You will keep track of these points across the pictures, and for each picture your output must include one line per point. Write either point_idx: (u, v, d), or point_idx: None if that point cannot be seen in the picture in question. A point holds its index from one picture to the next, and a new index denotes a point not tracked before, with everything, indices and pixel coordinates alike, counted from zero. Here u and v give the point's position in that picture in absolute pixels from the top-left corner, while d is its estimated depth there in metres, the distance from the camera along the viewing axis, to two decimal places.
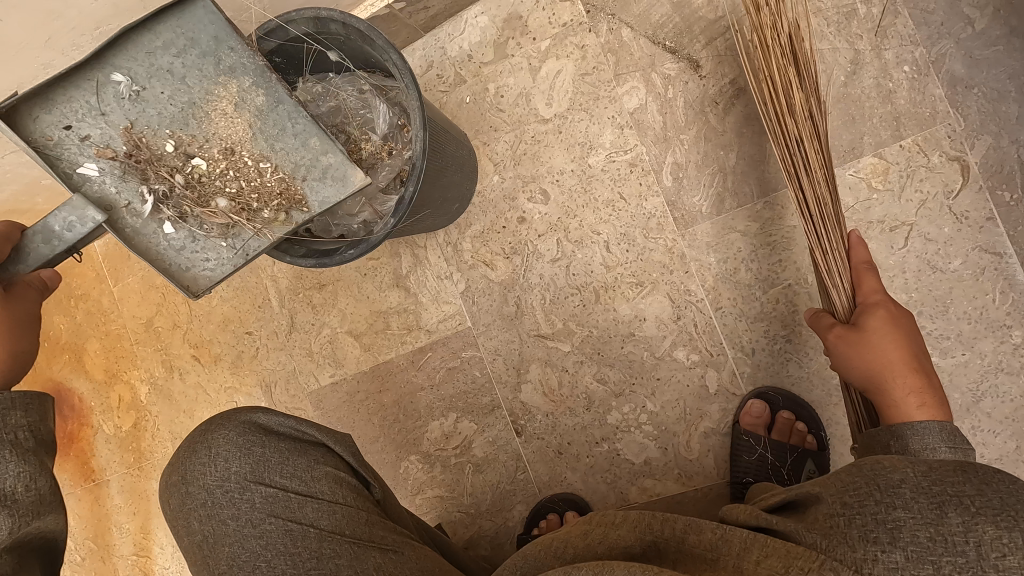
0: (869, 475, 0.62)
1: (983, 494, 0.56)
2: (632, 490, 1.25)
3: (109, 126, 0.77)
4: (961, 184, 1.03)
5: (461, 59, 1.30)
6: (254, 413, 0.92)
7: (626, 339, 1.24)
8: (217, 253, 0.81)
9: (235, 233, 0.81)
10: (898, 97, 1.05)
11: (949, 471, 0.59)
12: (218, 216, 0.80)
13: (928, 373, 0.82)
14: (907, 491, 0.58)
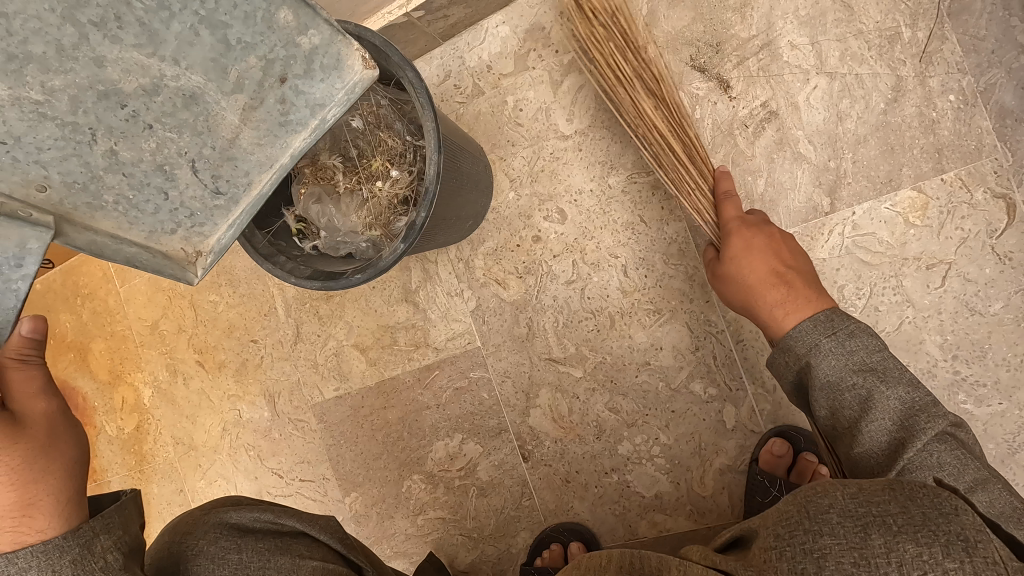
0: (801, 503, 0.60)
1: (906, 512, 0.55)
2: (640, 524, 1.21)
3: None
4: (1006, 223, 0.97)
5: (479, 70, 1.26)
6: (225, 513, 0.82)
7: (641, 367, 1.19)
8: (204, 207, 0.61)
9: (223, 174, 0.61)
10: (941, 128, 0.99)
11: (874, 491, 0.58)
12: (196, 158, 0.60)
13: (794, 281, 0.90)
14: (834, 517, 0.56)
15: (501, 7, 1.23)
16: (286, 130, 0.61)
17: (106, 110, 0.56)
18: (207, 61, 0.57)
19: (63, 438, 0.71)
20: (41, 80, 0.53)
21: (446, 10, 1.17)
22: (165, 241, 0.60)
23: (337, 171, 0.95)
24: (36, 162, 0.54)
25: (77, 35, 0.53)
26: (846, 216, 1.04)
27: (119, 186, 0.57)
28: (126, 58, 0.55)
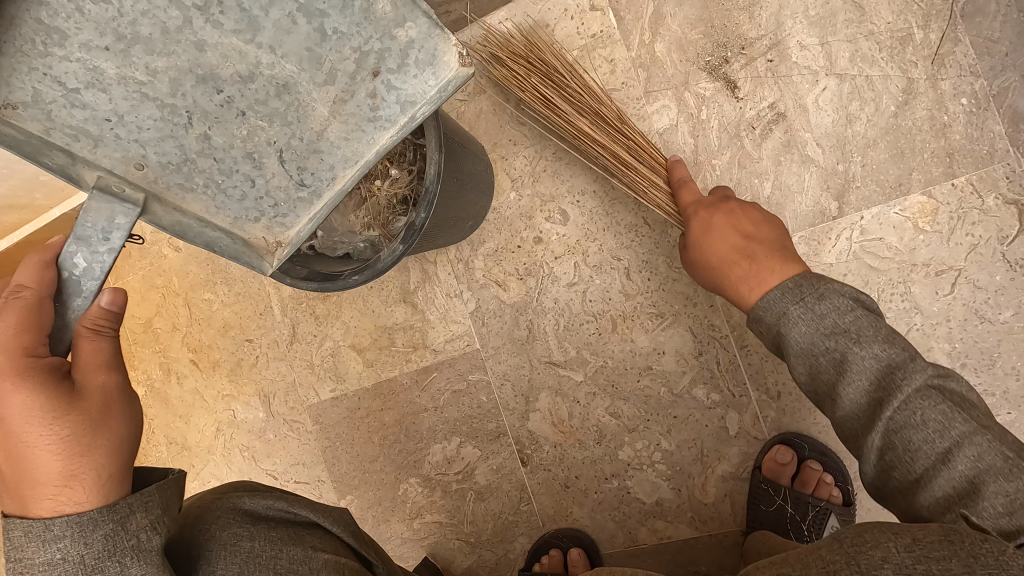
0: (848, 553, 0.56)
1: (970, 573, 0.51)
2: (641, 531, 1.19)
3: (79, 47, 0.61)
4: (1017, 229, 0.96)
5: (482, 67, 1.23)
6: (238, 498, 0.79)
7: (643, 372, 1.17)
8: (288, 198, 0.73)
9: (310, 166, 0.72)
10: (953, 132, 0.97)
11: (932, 543, 0.55)
12: (289, 149, 0.71)
13: (755, 253, 0.89)
14: (890, 574, 0.53)
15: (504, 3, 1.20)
16: (371, 126, 0.71)
17: (204, 94, 0.67)
18: (301, 52, 0.68)
19: (113, 418, 0.65)
20: (144, 62, 0.64)
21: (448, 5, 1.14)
22: (250, 228, 0.72)
23: None
24: (144, 140, 0.66)
25: (180, 19, 0.64)
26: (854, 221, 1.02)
27: (210, 170, 0.69)
28: (224, 43, 0.66)
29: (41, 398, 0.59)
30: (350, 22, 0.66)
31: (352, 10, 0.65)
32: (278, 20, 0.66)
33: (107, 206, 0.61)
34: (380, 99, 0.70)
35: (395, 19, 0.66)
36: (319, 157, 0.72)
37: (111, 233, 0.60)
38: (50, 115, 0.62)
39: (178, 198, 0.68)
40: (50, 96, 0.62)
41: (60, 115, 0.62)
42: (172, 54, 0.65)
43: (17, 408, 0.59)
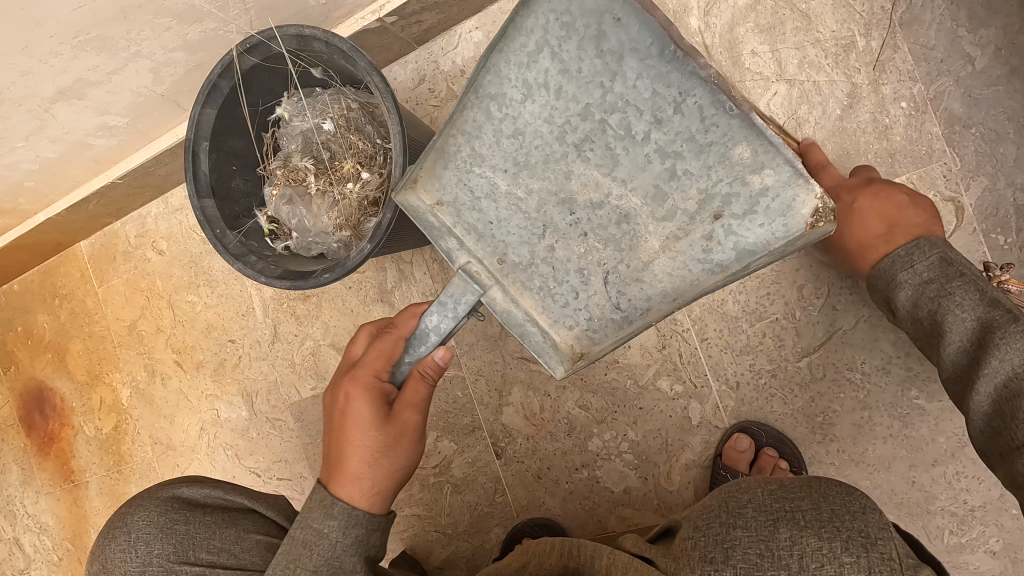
0: (724, 499, 0.70)
1: (814, 508, 0.65)
2: (609, 519, 1.24)
3: (484, 167, 0.81)
4: (956, 225, 1.00)
5: (454, 74, 1.28)
6: (177, 489, 0.93)
7: (610, 366, 1.22)
8: (594, 312, 0.81)
9: (630, 289, 0.80)
10: (894, 134, 1.03)
11: (792, 488, 0.68)
12: (609, 279, 0.80)
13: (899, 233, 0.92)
14: (749, 511, 0.66)
15: (474, 12, 1.25)
16: (710, 265, 0.75)
17: (562, 215, 0.80)
18: (649, 189, 0.76)
19: (397, 452, 0.86)
20: (527, 184, 0.80)
21: (420, 14, 1.17)
22: (561, 334, 0.82)
23: (309, 173, 1.01)
24: (509, 240, 0.82)
25: (561, 153, 0.78)
26: None
27: (547, 276, 0.82)
28: (587, 174, 0.78)
29: (369, 413, 0.84)
30: (702, 165, 0.72)
31: (703, 154, 0.71)
32: (621, 151, 0.75)
33: (462, 284, 0.80)
34: (688, 244, 0.76)
35: (751, 165, 0.69)
36: (640, 285, 0.79)
37: (453, 304, 0.80)
38: (459, 213, 0.83)
39: (515, 295, 0.82)
40: (464, 201, 0.82)
41: (466, 214, 0.83)
42: (525, 172, 0.80)
43: (356, 410, 0.85)
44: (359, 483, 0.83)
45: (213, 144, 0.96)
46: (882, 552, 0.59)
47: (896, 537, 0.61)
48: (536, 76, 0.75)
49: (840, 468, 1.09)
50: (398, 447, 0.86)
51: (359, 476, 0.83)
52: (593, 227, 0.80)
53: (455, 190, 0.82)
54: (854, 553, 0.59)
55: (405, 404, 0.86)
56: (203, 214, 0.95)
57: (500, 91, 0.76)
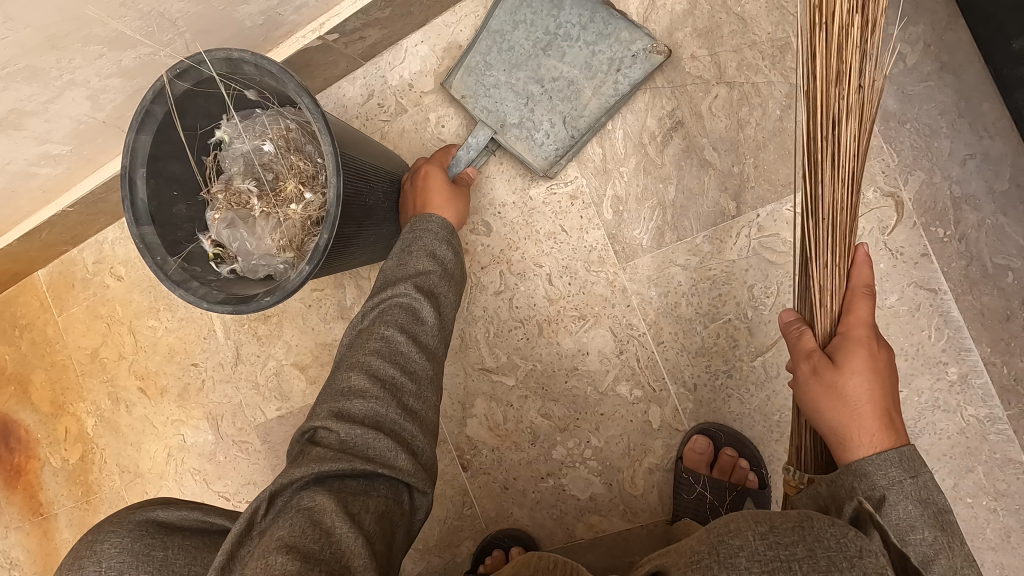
0: (712, 543, 0.59)
1: (812, 556, 0.55)
2: (577, 526, 1.24)
3: (491, 63, 1.20)
4: (895, 220, 1.02)
5: (401, 88, 1.28)
6: (152, 510, 0.78)
7: (570, 373, 1.22)
8: (559, 142, 1.17)
9: (577, 121, 1.16)
10: None
11: (784, 529, 0.58)
12: (562, 122, 1.17)
13: (890, 416, 0.74)
14: (743, 562, 0.56)
15: (419, 26, 1.25)
16: (618, 104, 1.14)
17: (535, 86, 1.18)
18: (581, 63, 1.15)
19: (460, 202, 1.09)
20: (513, 72, 1.19)
21: (362, 30, 1.17)
22: (541, 161, 1.17)
23: (252, 195, 1.00)
24: (507, 111, 1.19)
25: (532, 47, 1.18)
26: (752, 219, 1.09)
27: (529, 127, 1.18)
28: (550, 65, 1.17)
29: (438, 177, 1.09)
30: (605, 44, 1.14)
31: (604, 38, 1.14)
32: (567, 42, 1.16)
33: (482, 128, 1.19)
34: (606, 85, 1.14)
35: (630, 41, 1.12)
36: (583, 119, 1.16)
37: (479, 144, 1.18)
38: (475, 92, 1.20)
39: (513, 141, 1.18)
40: (477, 87, 1.20)
41: (480, 96, 1.20)
42: (518, 68, 1.19)
43: (431, 179, 1.09)
44: (440, 210, 1.04)
45: (150, 170, 0.94)
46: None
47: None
48: (522, 11, 1.18)
49: None
50: (465, 205, 1.10)
51: (440, 206, 1.04)
52: (549, 92, 1.17)
53: (470, 86, 1.20)
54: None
55: (460, 183, 1.14)
56: (143, 242, 0.93)
57: (499, 14, 1.19)
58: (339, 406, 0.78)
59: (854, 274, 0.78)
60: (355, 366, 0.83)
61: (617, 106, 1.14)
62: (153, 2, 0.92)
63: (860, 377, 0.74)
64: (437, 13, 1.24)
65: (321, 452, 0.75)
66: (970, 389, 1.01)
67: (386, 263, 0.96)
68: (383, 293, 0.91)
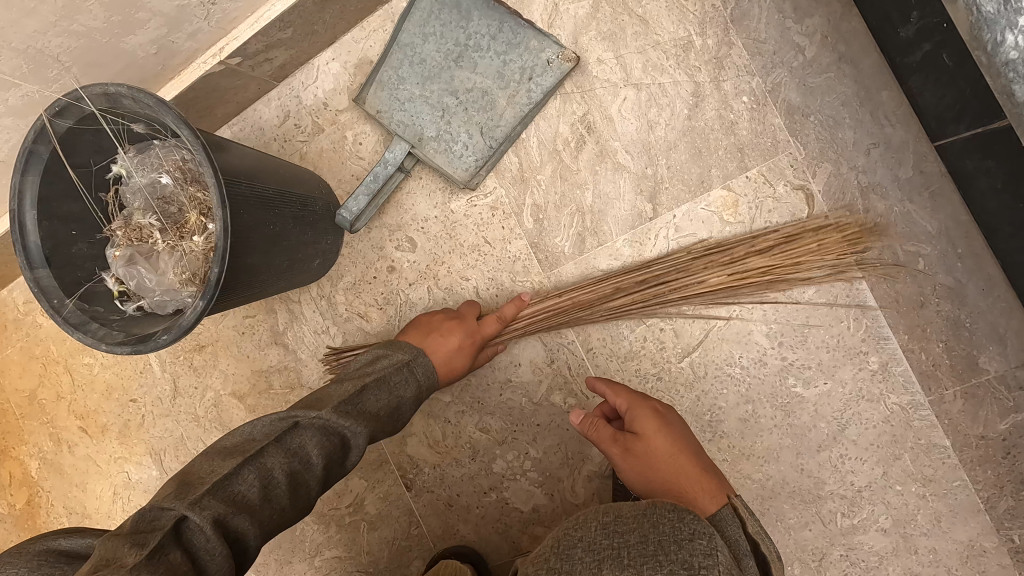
0: (559, 538, 0.73)
1: (641, 541, 0.68)
2: (523, 538, 1.22)
3: (404, 78, 1.18)
4: (807, 213, 1.02)
5: (316, 108, 1.25)
6: (54, 539, 0.71)
7: (504, 386, 1.20)
8: (478, 153, 1.16)
9: (495, 131, 1.15)
10: (740, 129, 1.04)
11: (626, 519, 0.72)
12: (480, 133, 1.15)
13: (707, 476, 0.91)
14: (579, 552, 0.69)
15: (328, 44, 1.23)
16: (533, 112, 1.13)
17: (449, 98, 1.16)
18: (493, 72, 1.14)
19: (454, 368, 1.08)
20: (427, 84, 1.17)
21: (267, 52, 1.15)
22: (461, 172, 1.16)
23: (154, 230, 0.98)
24: (425, 125, 1.17)
25: (443, 58, 1.16)
26: (668, 220, 1.08)
27: (447, 139, 1.16)
28: (462, 75, 1.16)
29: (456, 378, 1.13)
30: (515, 51, 1.13)
31: (513, 46, 1.13)
32: (477, 52, 1.15)
33: (398, 142, 1.16)
34: (520, 94, 1.13)
35: (540, 48, 1.11)
36: (499, 129, 1.14)
37: (396, 158, 1.16)
38: (390, 107, 1.18)
39: (432, 155, 1.16)
40: (391, 102, 1.18)
41: (394, 111, 1.18)
42: (431, 80, 1.17)
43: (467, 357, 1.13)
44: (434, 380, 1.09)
45: (42, 211, 0.91)
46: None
47: (717, 562, 0.64)
48: (431, 23, 1.15)
49: (733, 464, 1.08)
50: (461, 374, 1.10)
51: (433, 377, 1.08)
52: (464, 104, 1.16)
53: (385, 102, 1.18)
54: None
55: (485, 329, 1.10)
56: (36, 285, 0.90)
57: (408, 27, 1.16)
58: (283, 464, 0.78)
59: (619, 401, 1.01)
60: (294, 448, 0.80)
61: (532, 113, 1.13)
62: (28, 40, 0.89)
63: (666, 473, 0.92)
64: (345, 30, 1.22)
65: (246, 487, 0.74)
66: (891, 376, 1.01)
67: (360, 381, 0.93)
68: (367, 412, 0.90)
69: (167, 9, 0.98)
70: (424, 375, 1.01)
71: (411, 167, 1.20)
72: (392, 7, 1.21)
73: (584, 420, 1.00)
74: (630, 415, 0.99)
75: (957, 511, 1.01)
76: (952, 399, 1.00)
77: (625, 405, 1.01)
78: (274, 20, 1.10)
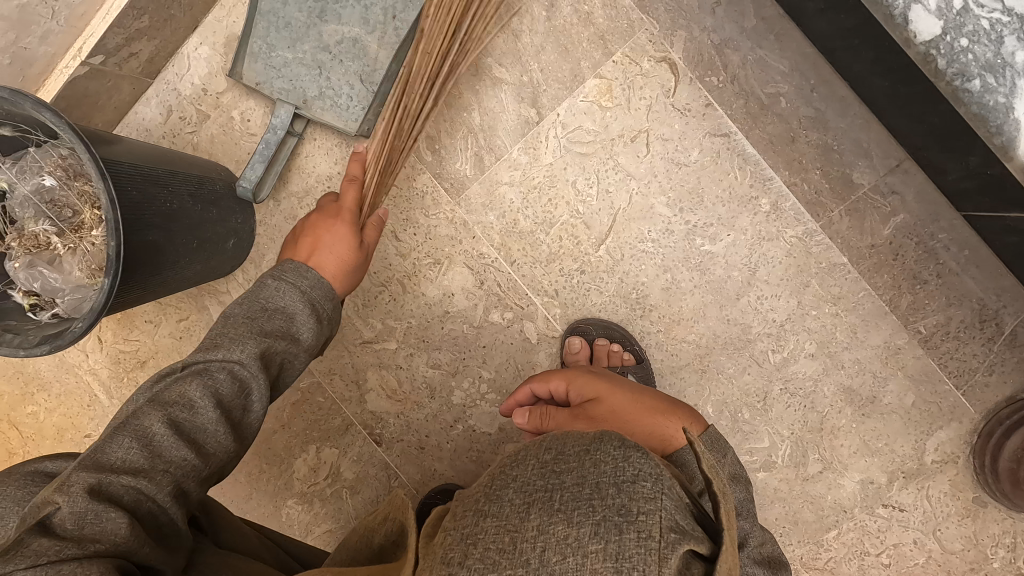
0: (493, 478, 0.63)
1: (577, 485, 0.57)
2: (497, 458, 1.27)
3: (274, 45, 1.19)
4: (675, 81, 1.09)
5: (197, 95, 1.25)
6: (39, 462, 0.70)
7: (444, 319, 1.24)
8: (363, 101, 1.19)
9: (374, 77, 1.18)
10: (597, 17, 1.09)
11: (569, 457, 0.61)
12: (360, 81, 1.18)
13: (674, 411, 0.96)
14: (509, 494, 0.59)
15: (192, 30, 1.23)
16: (406, 48, 1.17)
17: (323, 54, 1.19)
18: (358, 19, 1.17)
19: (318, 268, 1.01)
20: (298, 46, 1.19)
21: (129, 46, 1.14)
22: (351, 123, 1.19)
23: (50, 234, 0.97)
24: (304, 85, 1.19)
25: (307, 17, 1.18)
26: (554, 119, 1.13)
27: (329, 94, 1.19)
28: (329, 29, 1.18)
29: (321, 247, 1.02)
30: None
31: None
32: (339, 4, 1.17)
33: (284, 106, 1.16)
34: (388, 34, 1.16)
35: None
36: (377, 72, 1.18)
37: (284, 122, 1.16)
38: (267, 78, 1.20)
39: (320, 113, 1.19)
40: (268, 72, 1.20)
41: (273, 80, 1.20)
42: (300, 41, 1.19)
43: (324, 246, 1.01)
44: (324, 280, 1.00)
45: None
46: (637, 530, 0.52)
47: (660, 508, 0.54)
48: None
49: (666, 331, 1.16)
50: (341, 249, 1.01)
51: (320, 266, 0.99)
52: (339, 57, 1.18)
53: (261, 73, 1.20)
54: (604, 537, 0.53)
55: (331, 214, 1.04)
56: None
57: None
58: (161, 415, 0.70)
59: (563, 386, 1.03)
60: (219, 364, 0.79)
61: (405, 51, 1.17)
62: None
63: (635, 420, 0.94)
64: (205, 11, 1.22)
65: (123, 451, 0.67)
66: (784, 213, 1.09)
67: (231, 310, 0.86)
68: (252, 331, 0.83)
69: (9, 12, 0.96)
70: (319, 290, 0.93)
71: (303, 130, 1.22)
72: None
73: (536, 417, 0.99)
74: (574, 391, 1.02)
75: (869, 318, 1.10)
76: (839, 219, 1.08)
77: (568, 383, 1.03)
78: (124, 8, 1.09)
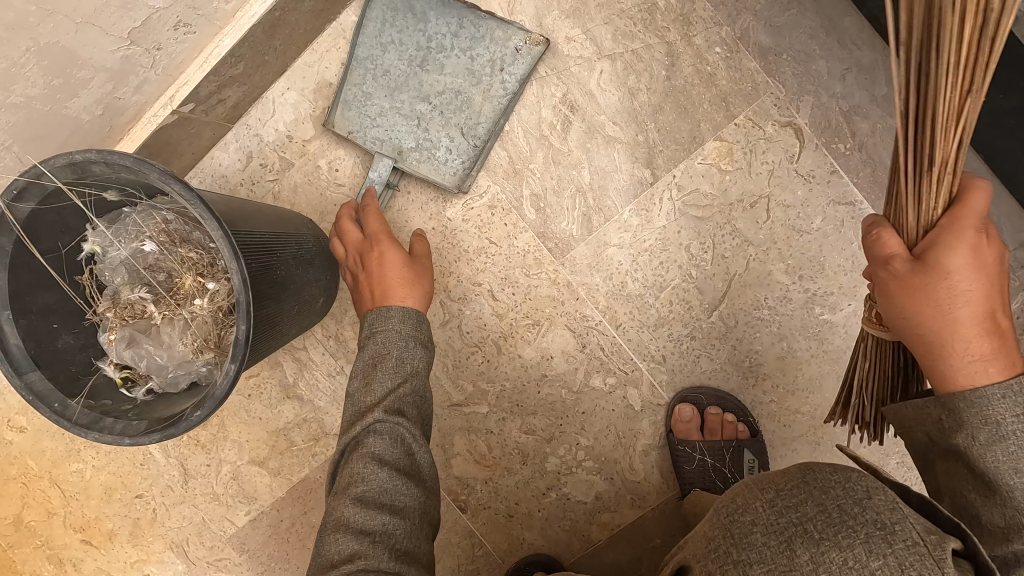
0: (723, 525, 0.56)
1: (823, 510, 0.52)
2: (592, 529, 1.17)
3: (371, 93, 1.12)
4: (800, 146, 1.06)
5: (281, 142, 1.18)
6: None
7: (541, 382, 1.16)
8: (463, 156, 1.13)
9: (477, 132, 1.12)
10: (719, 79, 1.08)
11: (789, 488, 0.56)
12: (461, 135, 1.12)
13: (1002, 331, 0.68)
14: (758, 537, 0.53)
15: (280, 74, 1.16)
16: (513, 102, 1.11)
17: (423, 105, 1.12)
18: (463, 70, 1.11)
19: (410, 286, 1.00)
20: (396, 95, 1.12)
21: (220, 92, 1.07)
22: (449, 179, 1.13)
23: (147, 303, 0.88)
24: (402, 136, 1.12)
25: (408, 65, 1.12)
26: (669, 181, 1.10)
27: (427, 147, 1.12)
28: (431, 78, 1.12)
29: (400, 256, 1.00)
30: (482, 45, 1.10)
31: (478, 40, 1.10)
32: (443, 53, 1.11)
33: (382, 159, 1.11)
34: (495, 87, 1.11)
35: (505, 37, 1.10)
36: (481, 126, 1.12)
37: (382, 175, 1.11)
38: (362, 127, 1.13)
39: (417, 166, 1.12)
40: (361, 120, 1.12)
41: (367, 129, 1.12)
42: (400, 90, 1.12)
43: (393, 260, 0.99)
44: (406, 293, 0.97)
45: (17, 307, 0.80)
46: (906, 540, 0.48)
47: (908, 514, 0.50)
48: (388, 32, 1.11)
49: (780, 402, 1.12)
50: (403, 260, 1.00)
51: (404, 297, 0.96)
52: (441, 108, 1.12)
53: (352, 122, 1.13)
54: (880, 553, 0.48)
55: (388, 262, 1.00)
56: (32, 392, 0.79)
57: (363, 39, 1.11)
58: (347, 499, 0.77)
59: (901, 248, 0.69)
60: (396, 337, 0.91)
61: (511, 104, 1.11)
62: None
63: (958, 330, 0.67)
64: (297, 55, 1.16)
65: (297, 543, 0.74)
66: None
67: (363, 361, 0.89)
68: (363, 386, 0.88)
69: (112, 63, 0.89)
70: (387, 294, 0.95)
71: (398, 182, 1.16)
72: (340, 24, 1.16)
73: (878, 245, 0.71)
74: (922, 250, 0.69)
75: None
76: None
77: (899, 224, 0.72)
78: (224, 57, 1.03)
